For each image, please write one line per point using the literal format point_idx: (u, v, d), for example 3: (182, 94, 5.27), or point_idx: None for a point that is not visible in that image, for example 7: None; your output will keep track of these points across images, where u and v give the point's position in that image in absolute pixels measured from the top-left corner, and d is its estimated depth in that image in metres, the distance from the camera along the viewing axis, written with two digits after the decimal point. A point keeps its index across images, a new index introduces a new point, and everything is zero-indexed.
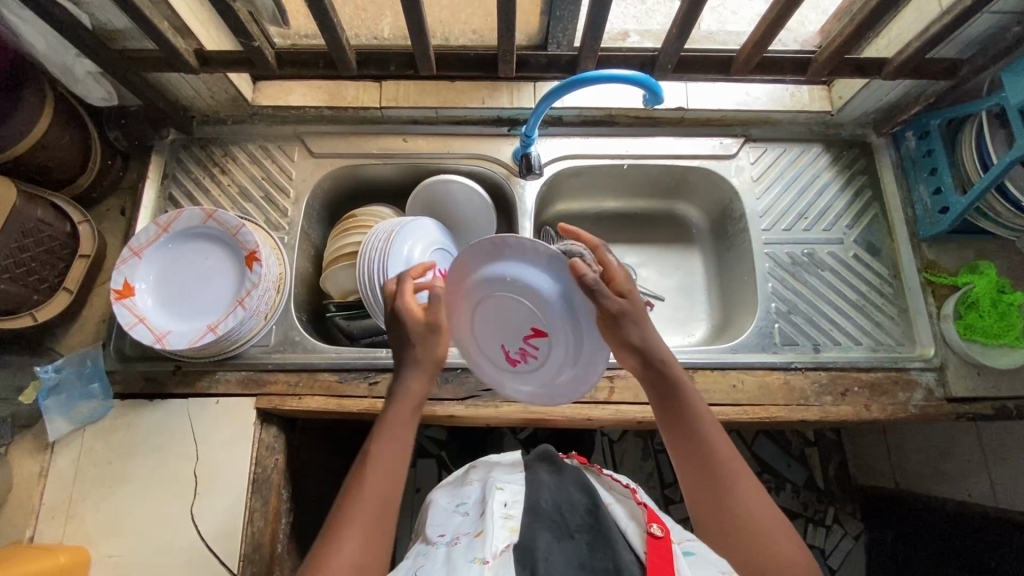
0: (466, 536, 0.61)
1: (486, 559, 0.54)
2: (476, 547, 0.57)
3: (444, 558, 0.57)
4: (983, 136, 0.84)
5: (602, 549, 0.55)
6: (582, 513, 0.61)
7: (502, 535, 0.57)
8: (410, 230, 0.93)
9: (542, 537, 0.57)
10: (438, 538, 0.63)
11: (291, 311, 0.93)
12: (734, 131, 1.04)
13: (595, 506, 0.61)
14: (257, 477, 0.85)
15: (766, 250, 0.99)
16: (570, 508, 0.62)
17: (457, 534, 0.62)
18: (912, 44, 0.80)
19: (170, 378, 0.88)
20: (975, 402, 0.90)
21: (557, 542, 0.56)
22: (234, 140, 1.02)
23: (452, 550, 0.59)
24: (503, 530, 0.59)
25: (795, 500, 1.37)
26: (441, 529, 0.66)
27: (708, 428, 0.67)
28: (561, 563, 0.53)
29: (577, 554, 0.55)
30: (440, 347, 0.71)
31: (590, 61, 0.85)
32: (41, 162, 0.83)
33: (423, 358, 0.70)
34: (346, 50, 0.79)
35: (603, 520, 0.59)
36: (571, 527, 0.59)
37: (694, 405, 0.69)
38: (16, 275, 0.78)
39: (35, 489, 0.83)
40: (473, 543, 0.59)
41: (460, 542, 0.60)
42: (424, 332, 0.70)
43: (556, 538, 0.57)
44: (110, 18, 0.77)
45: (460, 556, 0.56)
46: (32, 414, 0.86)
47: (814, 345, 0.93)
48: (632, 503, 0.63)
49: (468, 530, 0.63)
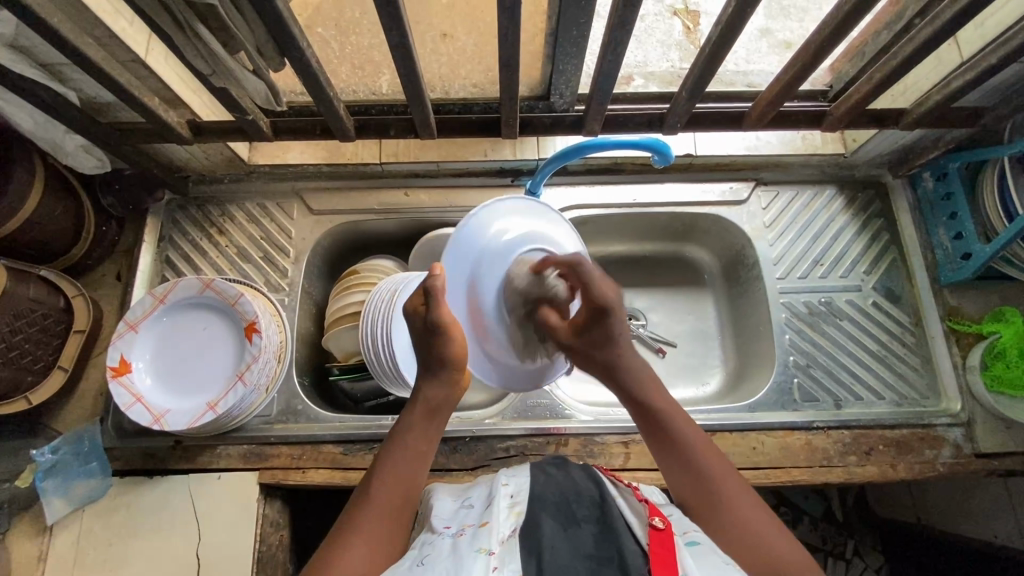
0: (471, 527, 0.55)
1: (492, 551, 0.50)
2: (479, 539, 0.52)
3: (447, 548, 0.51)
4: (1006, 183, 0.81)
5: (608, 541, 0.52)
6: (588, 503, 0.58)
7: (507, 525, 0.54)
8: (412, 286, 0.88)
9: (547, 524, 0.54)
10: (443, 527, 0.57)
11: (292, 377, 0.90)
12: (744, 175, 1.01)
13: (602, 497, 0.58)
14: (262, 556, 0.82)
15: (782, 299, 0.96)
16: (577, 499, 0.58)
17: (463, 526, 0.56)
18: (932, 96, 0.77)
19: (170, 454, 0.86)
20: (1005, 458, 0.87)
21: (562, 532, 0.53)
22: (232, 199, 0.99)
23: (456, 541, 0.52)
24: (508, 519, 0.55)
25: (814, 533, 1.30)
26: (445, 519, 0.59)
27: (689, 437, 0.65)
28: (567, 552, 0.50)
29: (584, 543, 0.52)
30: (459, 341, 0.65)
31: (596, 122, 0.82)
32: (32, 239, 0.81)
33: (443, 359, 0.64)
34: (342, 117, 0.75)
35: (610, 509, 0.56)
36: (578, 516, 0.56)
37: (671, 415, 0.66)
38: (8, 359, 0.76)
39: (34, 575, 0.81)
40: (478, 534, 0.53)
41: (465, 533, 0.54)
42: (424, 330, 0.65)
43: (561, 528, 0.54)
44: (97, 92, 0.74)
45: (464, 547, 0.51)
46: (29, 497, 0.83)
47: (836, 401, 0.90)
48: (636, 496, 0.59)
49: (472, 521, 0.57)
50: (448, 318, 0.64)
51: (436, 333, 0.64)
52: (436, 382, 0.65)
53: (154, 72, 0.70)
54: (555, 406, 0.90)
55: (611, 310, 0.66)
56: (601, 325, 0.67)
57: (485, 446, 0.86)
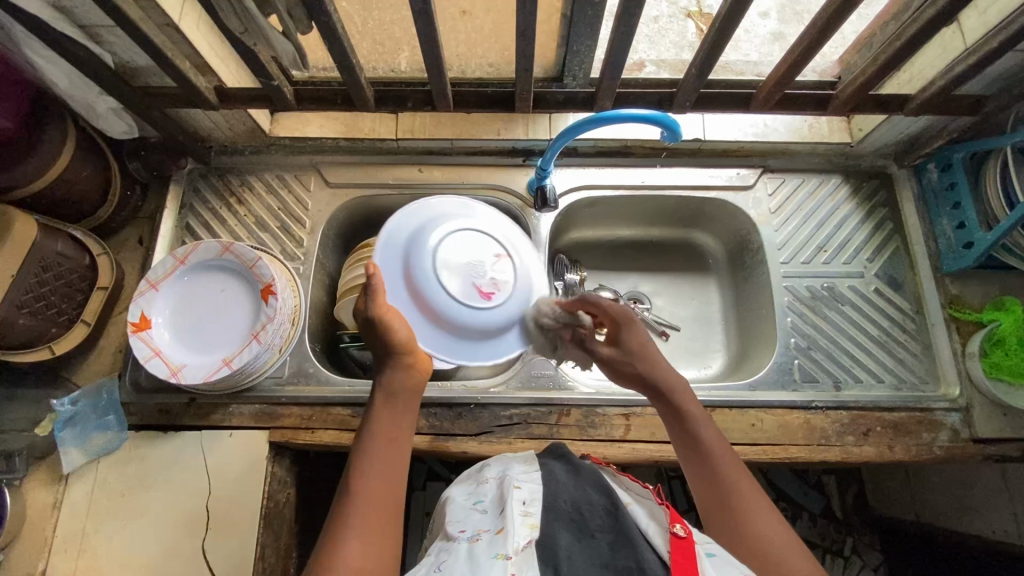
0: (486, 534, 0.57)
1: (509, 556, 0.52)
2: (497, 544, 0.54)
3: (465, 555, 0.54)
4: (1008, 173, 0.83)
5: (626, 548, 0.52)
6: (601, 513, 0.58)
7: (524, 532, 0.54)
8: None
9: (562, 536, 0.54)
10: (459, 534, 0.59)
11: (304, 342, 0.93)
12: (752, 162, 1.03)
13: (615, 507, 0.58)
14: (269, 511, 0.85)
15: (785, 283, 0.97)
16: (590, 507, 0.58)
17: (478, 531, 0.58)
18: (936, 82, 0.79)
19: (184, 410, 0.89)
20: (1002, 443, 0.88)
21: (578, 542, 0.54)
22: (251, 169, 1.02)
23: (473, 547, 0.55)
24: (524, 527, 0.55)
25: (812, 529, 1.32)
26: (460, 525, 0.61)
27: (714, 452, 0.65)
28: (584, 562, 0.51)
29: (599, 553, 0.53)
30: (403, 328, 0.67)
31: (607, 100, 0.85)
32: (62, 196, 0.84)
33: (390, 345, 0.66)
34: (363, 86, 0.78)
35: (625, 518, 0.56)
36: (591, 526, 0.56)
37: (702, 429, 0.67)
38: (35, 309, 0.79)
39: (49, 522, 0.83)
40: (494, 540, 0.55)
41: (480, 539, 0.56)
42: (368, 323, 0.66)
43: (576, 537, 0.54)
44: (132, 56, 0.78)
45: (481, 553, 0.52)
46: (48, 445, 0.86)
47: (835, 383, 0.91)
48: (650, 503, 0.60)
49: (487, 527, 0.59)
50: (384, 307, 0.65)
51: (376, 325, 0.66)
52: (392, 368, 0.67)
53: (187, 37, 0.74)
54: (559, 377, 0.91)
55: (625, 318, 0.75)
56: (632, 333, 0.74)
57: (489, 414, 0.89)
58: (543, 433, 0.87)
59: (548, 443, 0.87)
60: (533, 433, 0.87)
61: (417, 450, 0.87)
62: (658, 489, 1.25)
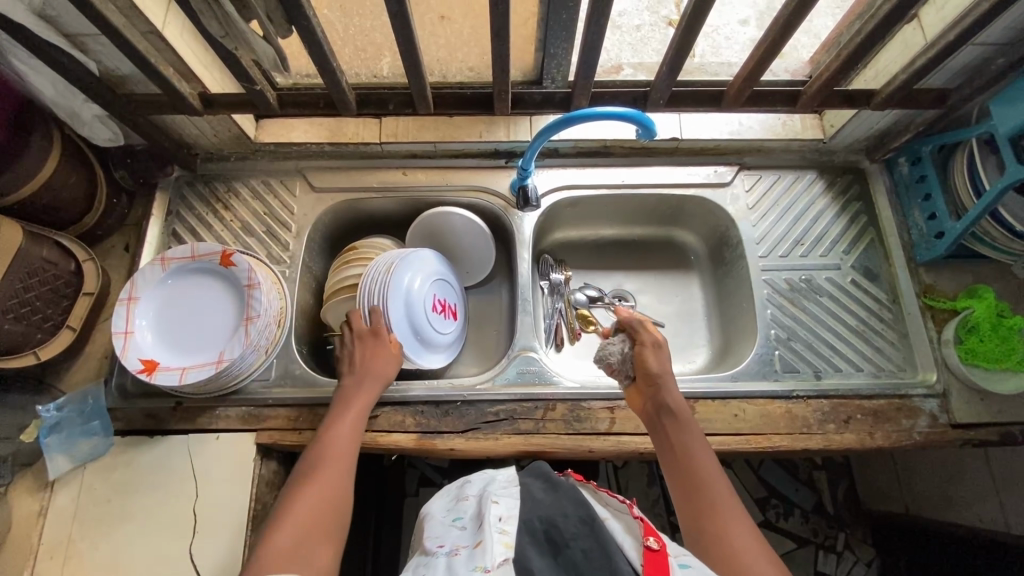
0: (466, 547, 0.58)
1: (487, 568, 0.53)
2: (475, 556, 0.55)
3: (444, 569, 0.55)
4: (974, 162, 0.85)
5: (600, 561, 0.54)
6: (575, 523, 0.58)
7: (501, 549, 0.55)
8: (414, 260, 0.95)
9: (537, 557, 0.55)
10: (437, 549, 0.61)
11: (291, 344, 0.93)
12: (729, 160, 1.05)
13: (590, 516, 0.59)
14: (256, 514, 0.84)
15: (764, 276, 1.00)
16: (564, 520, 0.59)
17: (456, 546, 0.60)
18: (899, 76, 0.82)
19: (171, 414, 0.89)
20: (981, 428, 0.89)
21: (552, 560, 0.55)
22: (237, 176, 1.04)
23: (451, 560, 0.57)
24: (501, 546, 0.56)
25: (804, 525, 1.33)
26: (439, 540, 0.63)
27: (694, 454, 0.71)
28: None
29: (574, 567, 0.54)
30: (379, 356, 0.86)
31: (583, 99, 0.87)
32: (48, 203, 0.85)
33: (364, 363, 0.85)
34: (344, 90, 0.80)
35: (601, 529, 0.57)
36: (566, 539, 0.57)
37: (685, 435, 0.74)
38: (21, 314, 0.79)
39: (34, 530, 0.82)
40: (473, 553, 0.56)
41: (459, 553, 0.58)
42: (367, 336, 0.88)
43: (551, 555, 0.55)
44: (116, 63, 0.79)
45: (461, 565, 0.55)
46: (33, 453, 0.85)
47: (816, 373, 0.93)
48: (629, 517, 0.61)
49: (465, 542, 0.60)
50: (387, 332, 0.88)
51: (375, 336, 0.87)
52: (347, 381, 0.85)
53: (170, 44, 0.76)
54: (544, 374, 0.92)
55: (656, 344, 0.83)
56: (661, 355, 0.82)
57: (475, 410, 0.89)
58: (529, 428, 0.88)
59: (534, 437, 0.88)
60: (519, 428, 0.88)
61: (404, 448, 0.88)
62: (650, 488, 1.26)
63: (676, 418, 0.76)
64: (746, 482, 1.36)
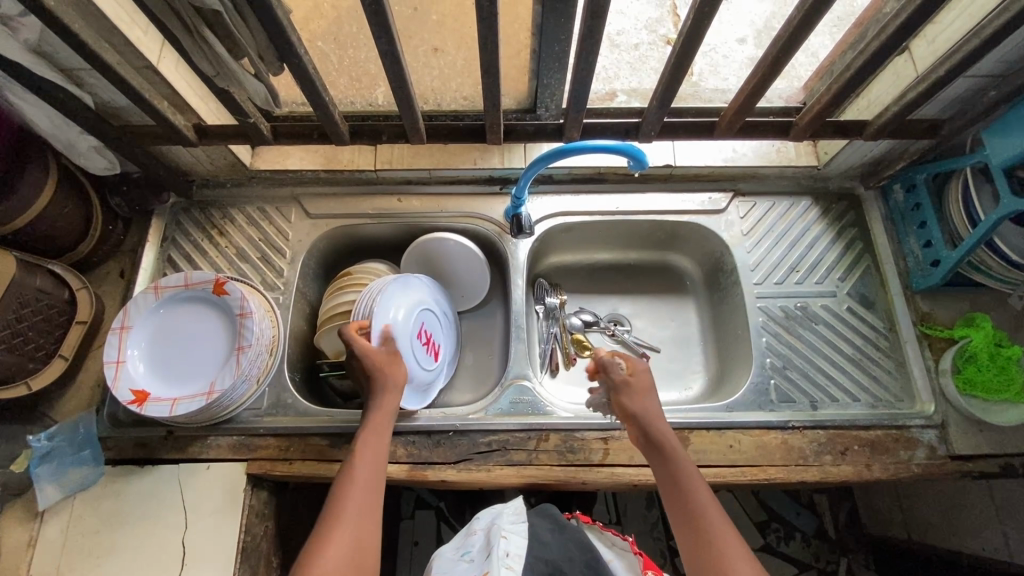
0: None
1: None
2: None
3: None
4: (969, 191, 0.85)
5: None
6: (580, 566, 0.63)
7: None
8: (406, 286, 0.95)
9: None
10: None
11: (283, 372, 0.93)
12: (723, 186, 1.05)
13: (595, 561, 0.64)
14: (246, 546, 0.84)
15: (759, 303, 0.99)
16: (569, 562, 0.64)
17: None
18: (890, 108, 0.82)
19: (162, 444, 0.88)
20: (980, 459, 0.88)
21: None
22: (233, 203, 1.04)
23: None
24: None
25: (805, 550, 1.31)
26: None
27: (680, 467, 0.71)
28: None
29: None
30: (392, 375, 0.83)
31: (575, 130, 0.87)
32: (43, 232, 0.85)
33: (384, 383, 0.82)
34: (338, 123, 0.81)
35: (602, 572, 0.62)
36: None
37: (672, 448, 0.73)
38: (13, 345, 0.79)
39: (22, 561, 0.82)
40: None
41: None
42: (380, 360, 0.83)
43: None
44: (112, 97, 0.80)
45: None
46: (23, 483, 0.85)
47: (812, 402, 0.92)
48: (631, 556, 0.66)
49: (474, 573, 0.62)
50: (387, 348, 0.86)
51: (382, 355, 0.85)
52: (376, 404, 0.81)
53: (165, 78, 0.76)
54: (537, 403, 0.92)
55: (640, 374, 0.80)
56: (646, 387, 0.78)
57: (467, 440, 0.89)
58: (521, 459, 0.87)
59: (527, 468, 0.87)
60: (511, 459, 0.87)
61: (395, 479, 0.87)
62: (648, 513, 1.24)
63: (659, 432, 0.74)
64: (746, 506, 1.34)
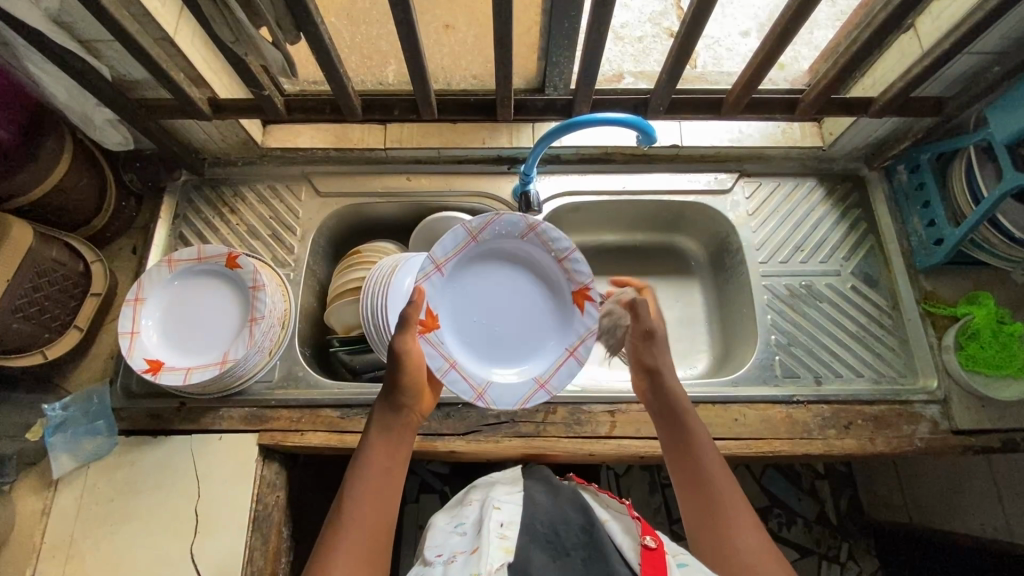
0: (462, 555, 0.60)
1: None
2: (471, 564, 0.57)
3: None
4: (972, 170, 0.86)
5: (598, 564, 0.57)
6: (576, 530, 0.62)
7: (498, 555, 0.57)
8: (512, 223, 0.84)
9: (537, 557, 0.58)
10: (435, 559, 0.63)
11: (294, 345, 0.94)
12: (729, 167, 1.06)
13: (590, 523, 0.62)
14: (258, 515, 0.85)
15: (764, 281, 1.00)
16: (567, 527, 0.62)
17: (454, 553, 0.62)
18: (896, 85, 0.84)
19: (174, 415, 0.89)
20: (982, 434, 0.89)
21: (551, 562, 0.58)
22: (244, 181, 1.05)
23: (447, 568, 0.59)
24: (499, 550, 0.58)
25: (807, 535, 1.32)
26: (437, 549, 0.65)
27: (697, 438, 0.71)
28: None
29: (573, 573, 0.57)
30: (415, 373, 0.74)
31: (585, 104, 0.88)
32: (58, 205, 0.87)
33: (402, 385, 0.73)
34: (351, 97, 0.82)
35: (599, 535, 0.60)
36: (566, 546, 0.60)
37: (688, 417, 0.72)
38: (29, 314, 0.80)
39: (38, 528, 0.83)
40: (469, 561, 0.58)
41: (455, 560, 0.60)
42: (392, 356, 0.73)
43: (551, 557, 0.58)
44: (130, 70, 0.81)
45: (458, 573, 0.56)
46: (38, 451, 0.86)
47: (816, 378, 0.93)
48: (627, 518, 0.64)
49: (463, 548, 0.62)
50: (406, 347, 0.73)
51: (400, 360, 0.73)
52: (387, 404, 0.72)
53: (182, 50, 0.77)
54: None
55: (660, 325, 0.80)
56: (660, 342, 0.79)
57: (476, 413, 0.90)
58: (529, 431, 0.89)
59: (535, 440, 0.88)
60: (520, 431, 0.89)
61: None
62: (652, 496, 1.25)
63: (677, 401, 0.74)
64: (749, 491, 1.35)
